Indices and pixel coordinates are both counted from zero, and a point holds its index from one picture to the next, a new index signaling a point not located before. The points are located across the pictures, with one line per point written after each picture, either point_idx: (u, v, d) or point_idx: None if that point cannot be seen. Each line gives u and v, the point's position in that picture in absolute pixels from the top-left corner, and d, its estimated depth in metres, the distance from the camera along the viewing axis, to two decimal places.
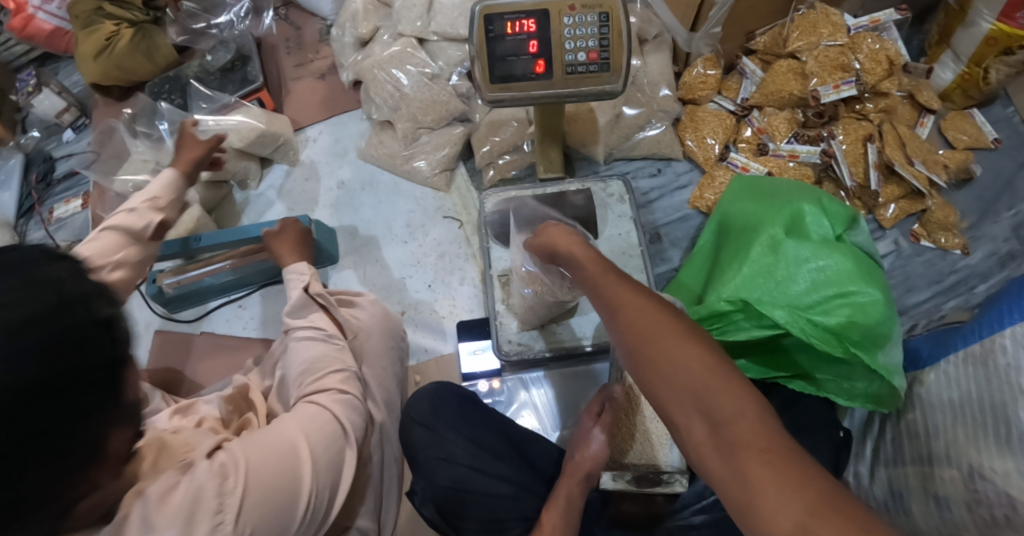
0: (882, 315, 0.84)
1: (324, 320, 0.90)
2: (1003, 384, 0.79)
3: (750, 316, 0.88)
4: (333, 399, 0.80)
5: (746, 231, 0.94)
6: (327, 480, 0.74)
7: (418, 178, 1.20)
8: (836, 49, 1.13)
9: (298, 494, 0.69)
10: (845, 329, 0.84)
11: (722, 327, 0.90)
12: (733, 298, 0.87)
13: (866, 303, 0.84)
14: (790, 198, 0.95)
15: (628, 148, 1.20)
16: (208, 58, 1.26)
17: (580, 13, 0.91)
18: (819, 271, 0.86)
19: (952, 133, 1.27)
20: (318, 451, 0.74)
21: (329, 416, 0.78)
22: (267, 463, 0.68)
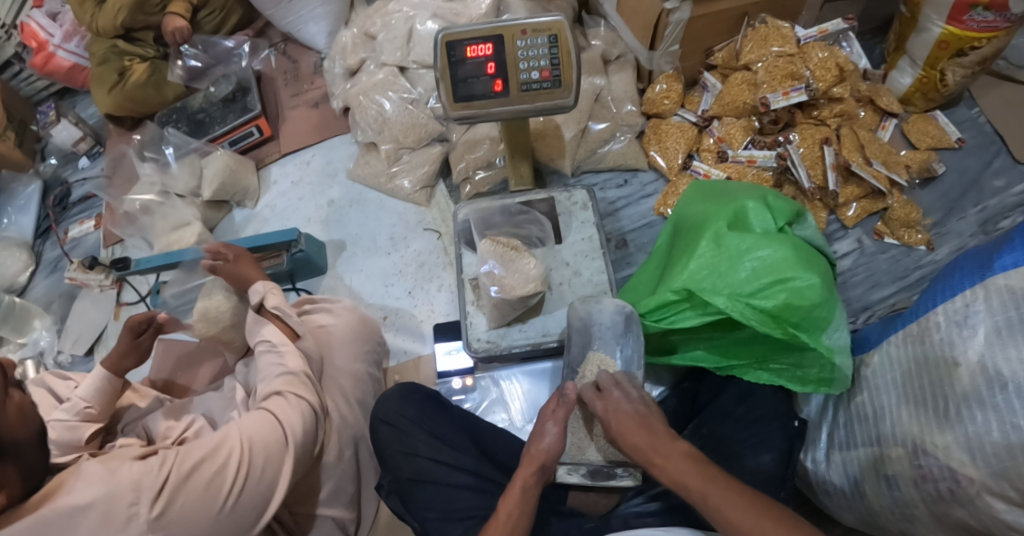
0: (819, 298, 0.89)
1: (272, 332, 0.99)
2: (940, 360, 0.84)
3: (696, 305, 0.93)
4: (285, 405, 0.89)
5: (694, 227, 0.99)
6: (259, 482, 0.82)
7: (400, 195, 1.28)
8: (785, 59, 1.20)
9: (220, 493, 0.78)
10: (784, 311, 0.88)
11: (669, 316, 0.95)
12: (680, 288, 0.92)
13: (805, 288, 0.88)
14: (736, 195, 1.01)
15: (595, 161, 1.27)
16: (212, 90, 1.40)
17: (532, 36, 1.00)
18: (761, 260, 0.91)
19: (917, 136, 1.31)
20: (254, 453, 0.82)
21: (272, 419, 0.87)
22: (194, 465, 0.78)
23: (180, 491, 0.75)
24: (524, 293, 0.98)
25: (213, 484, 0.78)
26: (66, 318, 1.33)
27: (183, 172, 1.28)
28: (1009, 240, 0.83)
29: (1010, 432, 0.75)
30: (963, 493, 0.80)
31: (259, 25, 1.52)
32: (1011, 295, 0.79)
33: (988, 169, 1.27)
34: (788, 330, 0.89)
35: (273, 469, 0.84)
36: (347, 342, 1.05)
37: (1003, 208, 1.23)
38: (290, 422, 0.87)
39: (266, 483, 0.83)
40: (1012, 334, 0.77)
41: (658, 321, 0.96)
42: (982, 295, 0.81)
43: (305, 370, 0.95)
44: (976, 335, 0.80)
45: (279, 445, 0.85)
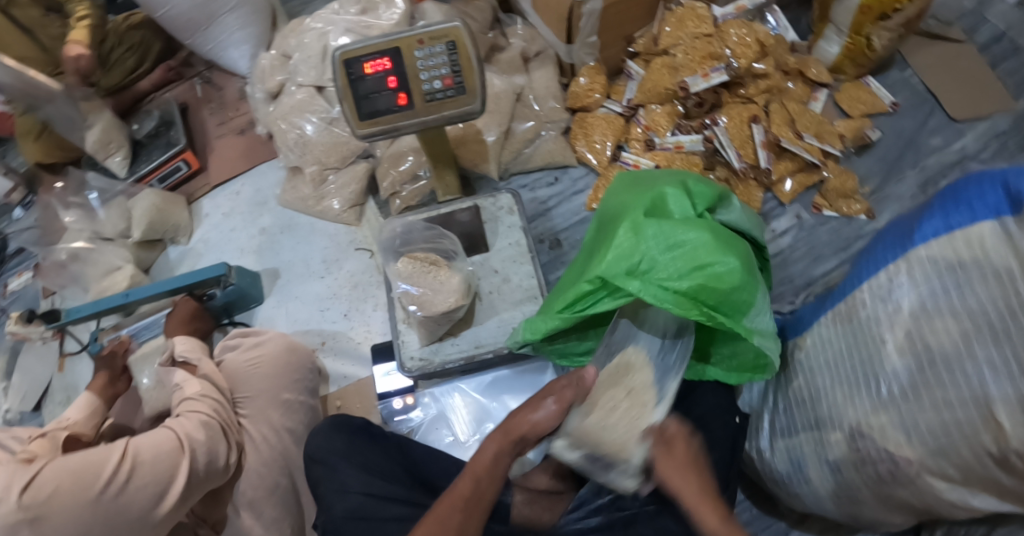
0: (737, 282, 0.85)
1: (185, 374, 0.99)
2: (868, 339, 0.82)
3: (613, 292, 0.89)
4: (184, 421, 0.89)
5: (614, 219, 0.96)
6: (148, 480, 0.80)
7: (330, 216, 1.26)
8: (704, 40, 1.18)
9: (97, 483, 0.76)
10: (699, 295, 0.84)
11: (585, 307, 0.90)
12: (597, 275, 0.87)
13: (724, 271, 0.85)
14: (657, 183, 0.97)
15: (523, 162, 1.24)
16: (136, 127, 1.38)
17: (429, 45, 0.98)
18: (679, 246, 0.87)
19: (849, 104, 1.31)
20: (142, 454, 0.81)
21: (169, 431, 0.86)
22: (72, 463, 0.77)
23: (53, 475, 0.75)
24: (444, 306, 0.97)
25: (88, 470, 0.77)
26: (12, 374, 1.30)
27: (111, 216, 1.26)
28: (930, 207, 0.79)
29: (942, 409, 0.74)
30: (903, 474, 0.80)
31: (182, 55, 1.48)
32: (933, 266, 0.76)
33: (924, 128, 1.28)
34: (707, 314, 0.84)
35: (166, 468, 0.82)
36: (267, 375, 1.02)
37: (942, 166, 1.24)
38: (194, 435, 0.87)
39: (157, 480, 0.80)
40: (936, 309, 0.75)
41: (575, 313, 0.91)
42: (904, 268, 0.79)
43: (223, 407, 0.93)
44: (901, 311, 0.78)
45: (176, 453, 0.84)
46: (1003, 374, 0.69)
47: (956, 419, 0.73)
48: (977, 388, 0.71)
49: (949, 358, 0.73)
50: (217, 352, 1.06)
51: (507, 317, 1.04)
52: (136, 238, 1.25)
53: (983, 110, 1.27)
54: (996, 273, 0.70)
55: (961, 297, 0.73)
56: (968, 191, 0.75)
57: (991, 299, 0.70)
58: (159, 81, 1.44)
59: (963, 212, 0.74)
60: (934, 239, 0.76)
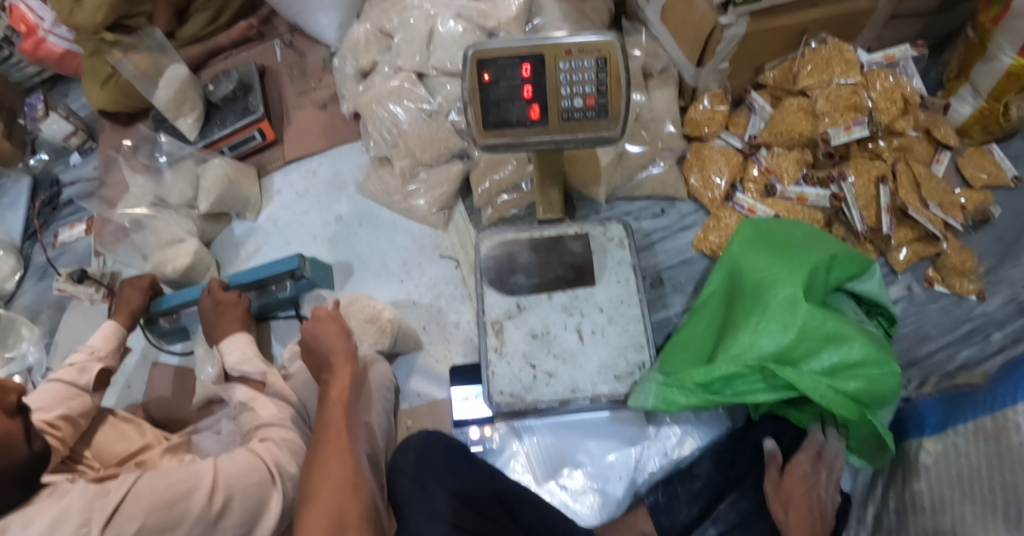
0: (895, 386, 0.84)
1: (245, 393, 0.97)
2: (1015, 465, 0.76)
3: (767, 378, 0.85)
4: (269, 447, 0.88)
5: (759, 292, 0.89)
6: (236, 508, 0.80)
7: (416, 215, 1.17)
8: (849, 88, 1.08)
9: (187, 512, 0.76)
10: (862, 395, 0.83)
11: (736, 389, 0.86)
12: (752, 359, 0.84)
13: (881, 376, 0.83)
14: (806, 254, 0.91)
15: (631, 187, 1.16)
16: (212, 87, 1.23)
17: (577, 57, 0.88)
18: (840, 345, 0.84)
19: (971, 171, 1.24)
20: (230, 483, 0.81)
21: (254, 457, 0.85)
22: (159, 486, 0.77)
23: (148, 493, 0.75)
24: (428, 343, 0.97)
25: (182, 494, 0.77)
26: (55, 332, 1.19)
27: (178, 181, 1.16)
28: None
29: None
30: None
31: (263, 13, 1.38)
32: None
33: None
34: (865, 413, 0.84)
35: (253, 502, 0.82)
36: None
37: None
38: (282, 465, 0.87)
39: (246, 513, 0.81)
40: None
41: (723, 392, 0.86)
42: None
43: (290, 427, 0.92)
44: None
45: (262, 486, 0.84)
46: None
47: None
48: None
49: None
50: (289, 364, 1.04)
51: (609, 362, 0.97)
52: (202, 211, 1.15)
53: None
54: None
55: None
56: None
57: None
58: (238, 38, 1.32)
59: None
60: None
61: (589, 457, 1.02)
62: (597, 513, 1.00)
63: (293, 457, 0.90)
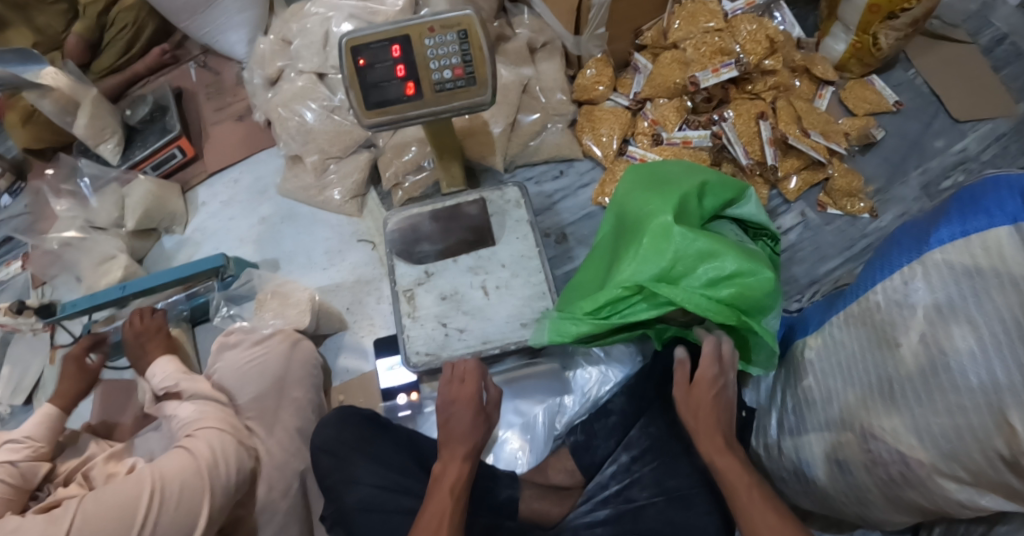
0: (768, 290, 0.90)
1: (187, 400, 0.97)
2: (881, 342, 0.82)
3: (649, 298, 0.92)
4: (200, 440, 0.88)
5: (638, 222, 0.95)
6: (178, 507, 0.81)
7: (332, 207, 1.23)
8: (714, 35, 1.18)
9: (132, 522, 0.77)
10: (736, 300, 0.89)
11: (622, 312, 0.93)
12: (632, 282, 0.90)
13: (753, 282, 0.89)
14: (679, 184, 0.98)
15: (529, 155, 1.23)
16: (129, 112, 1.32)
17: (440, 33, 0.95)
18: (712, 259, 0.90)
19: (854, 102, 1.27)
20: (168, 488, 0.81)
21: (187, 455, 0.85)
22: (106, 506, 0.77)
23: (92, 518, 0.76)
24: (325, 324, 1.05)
25: (127, 509, 0.77)
26: (1, 364, 1.25)
27: (104, 204, 1.22)
28: (946, 212, 0.80)
29: (955, 413, 0.73)
30: (915, 475, 0.78)
31: (176, 38, 1.46)
32: (950, 271, 0.76)
33: (927, 130, 1.26)
34: (742, 318, 0.90)
35: (191, 504, 0.82)
36: (264, 376, 1.01)
37: (944, 169, 1.22)
38: (206, 455, 0.86)
39: (190, 512, 0.81)
40: (952, 314, 0.74)
41: (611, 317, 0.93)
42: (920, 272, 0.79)
43: (213, 412, 0.94)
44: (917, 313, 0.78)
45: (197, 481, 0.83)
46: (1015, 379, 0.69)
47: (969, 424, 0.72)
48: (991, 394, 0.71)
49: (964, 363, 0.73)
50: (216, 350, 1.04)
51: (516, 311, 1.03)
52: (129, 228, 1.22)
53: (988, 112, 1.24)
54: (1014, 281, 0.70)
55: (980, 303, 0.72)
56: (986, 200, 0.76)
57: (1007, 306, 0.70)
58: (154, 65, 1.41)
59: (980, 218, 0.75)
60: (952, 243, 0.77)
61: (515, 413, 1.11)
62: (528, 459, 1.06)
63: (225, 447, 0.90)
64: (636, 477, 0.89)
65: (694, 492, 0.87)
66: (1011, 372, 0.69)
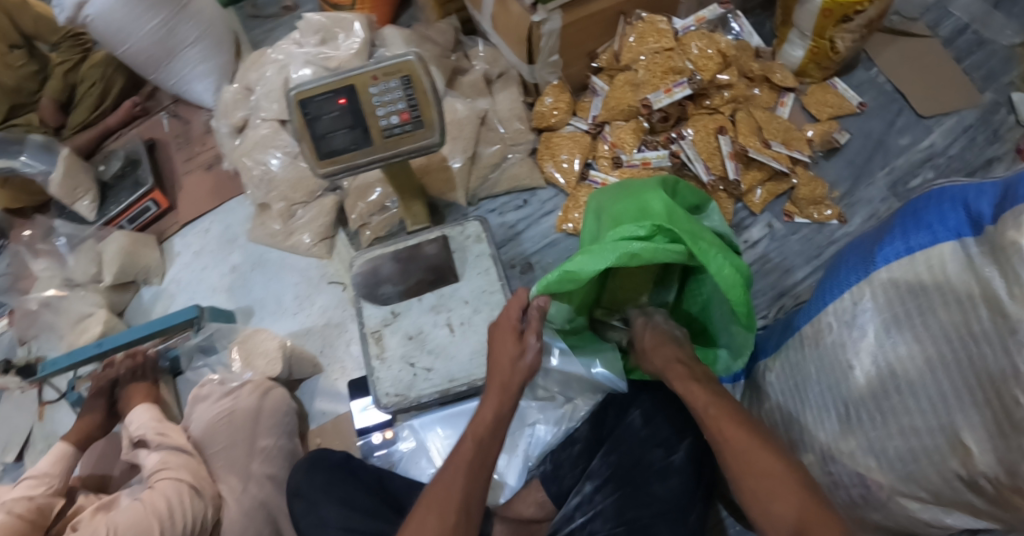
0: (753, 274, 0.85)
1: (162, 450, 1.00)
2: (834, 362, 0.80)
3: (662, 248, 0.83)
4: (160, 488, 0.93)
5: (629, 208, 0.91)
6: None
7: (301, 251, 1.25)
8: (664, 55, 1.19)
9: None
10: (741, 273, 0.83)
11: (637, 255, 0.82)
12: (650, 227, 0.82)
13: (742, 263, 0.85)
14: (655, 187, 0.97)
15: (490, 187, 1.24)
16: (102, 168, 1.37)
17: (383, 81, 0.97)
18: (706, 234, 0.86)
19: (817, 108, 1.25)
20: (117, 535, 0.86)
21: (142, 504, 0.90)
22: None
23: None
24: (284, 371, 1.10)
25: None
26: None
27: (81, 261, 1.25)
28: (891, 226, 0.78)
29: (909, 435, 0.72)
30: (875, 497, 0.78)
31: (147, 90, 1.49)
32: (896, 290, 0.74)
33: (892, 128, 1.24)
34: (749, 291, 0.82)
35: None
36: (234, 426, 1.03)
37: (911, 166, 1.20)
38: (161, 506, 0.91)
39: None
40: (899, 332, 0.73)
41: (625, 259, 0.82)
42: (868, 291, 0.77)
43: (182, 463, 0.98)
44: (866, 335, 0.76)
45: (148, 531, 0.88)
46: (963, 398, 0.68)
47: (923, 445, 0.71)
48: (943, 415, 0.69)
49: (914, 384, 0.72)
50: (190, 404, 1.07)
51: (480, 347, 1.04)
52: (107, 284, 1.24)
53: (952, 104, 1.23)
54: (956, 298, 0.69)
55: (925, 320, 0.71)
56: (928, 214, 0.74)
57: (952, 325, 0.69)
58: (124, 117, 1.44)
59: (923, 233, 0.74)
60: (897, 261, 0.75)
61: None
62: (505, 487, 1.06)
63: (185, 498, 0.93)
64: (599, 508, 0.88)
65: (654, 521, 0.85)
66: (959, 391, 0.68)
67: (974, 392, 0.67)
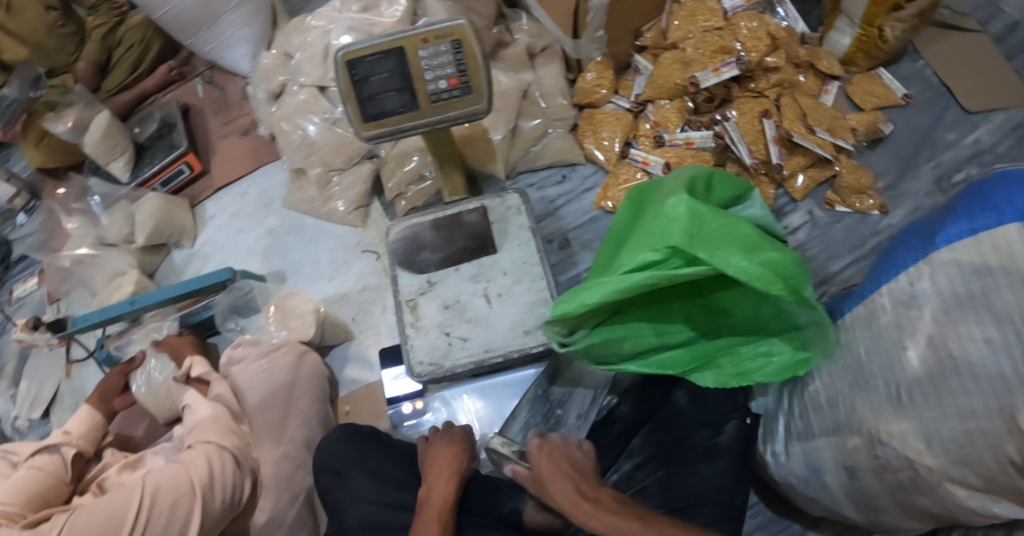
0: (798, 264, 0.76)
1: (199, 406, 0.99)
2: (888, 343, 0.75)
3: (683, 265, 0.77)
4: (195, 454, 0.89)
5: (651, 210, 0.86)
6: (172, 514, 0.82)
7: (336, 218, 1.24)
8: (714, 34, 1.16)
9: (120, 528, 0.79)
10: (780, 266, 0.74)
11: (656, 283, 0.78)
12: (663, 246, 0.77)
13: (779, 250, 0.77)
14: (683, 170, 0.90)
15: (531, 160, 1.22)
16: (137, 130, 1.36)
17: (433, 44, 0.95)
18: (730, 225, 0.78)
19: (862, 97, 1.21)
20: (158, 501, 0.82)
21: (182, 468, 0.86)
22: (93, 518, 0.79)
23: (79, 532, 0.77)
24: (313, 338, 1.09)
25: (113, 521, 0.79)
26: (20, 381, 1.29)
27: (115, 221, 1.25)
28: (952, 207, 0.71)
29: (966, 417, 0.67)
30: (925, 481, 0.73)
31: (183, 55, 1.48)
32: (958, 272, 0.68)
33: (940, 123, 1.18)
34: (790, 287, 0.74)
35: (180, 518, 0.83)
36: (269, 386, 1.01)
37: (957, 161, 1.15)
38: (202, 468, 0.87)
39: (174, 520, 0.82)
40: (962, 313, 0.67)
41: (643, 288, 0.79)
42: (927, 272, 0.71)
43: (217, 418, 0.95)
44: (925, 315, 0.71)
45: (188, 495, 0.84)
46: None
47: (981, 428, 0.66)
48: (1004, 397, 0.64)
49: (975, 366, 0.66)
50: (224, 365, 1.05)
51: (518, 319, 1.03)
52: (140, 244, 1.23)
53: (1001, 102, 1.17)
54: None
55: (987, 303, 0.65)
56: (996, 193, 0.67)
57: (1020, 305, 0.63)
58: (161, 81, 1.44)
59: (988, 213, 0.67)
60: (960, 242, 0.68)
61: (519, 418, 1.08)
62: (506, 441, 0.98)
63: (226, 462, 0.90)
64: (640, 487, 0.88)
65: (700, 504, 0.82)
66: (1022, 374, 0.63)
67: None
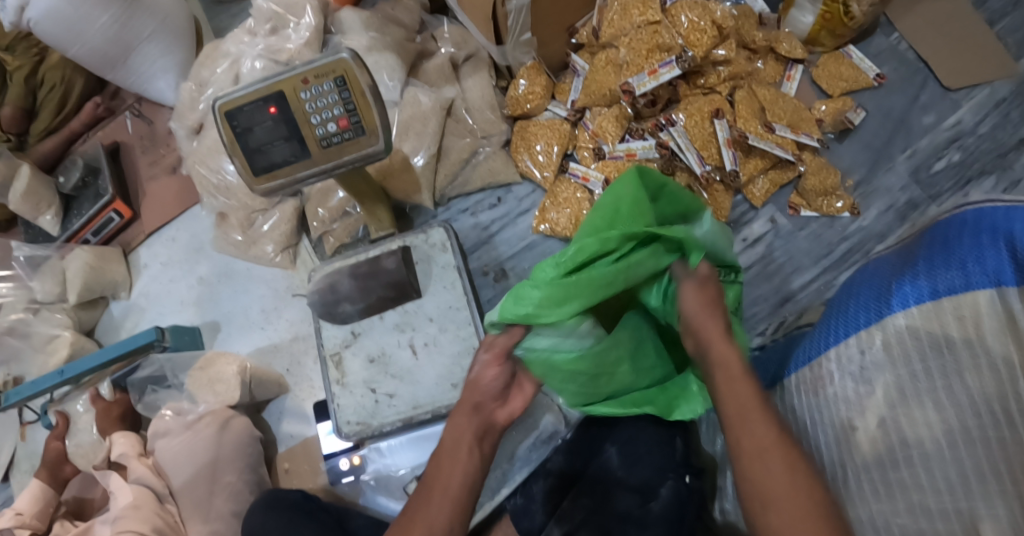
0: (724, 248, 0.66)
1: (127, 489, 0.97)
2: (831, 419, 0.67)
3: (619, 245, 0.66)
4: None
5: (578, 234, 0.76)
6: None
7: (265, 261, 1.17)
8: (649, 31, 1.02)
9: None
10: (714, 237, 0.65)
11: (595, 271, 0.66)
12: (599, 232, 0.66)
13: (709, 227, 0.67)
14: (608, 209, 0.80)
15: (460, 185, 1.12)
16: (60, 180, 1.28)
17: (316, 83, 0.85)
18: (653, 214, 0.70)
19: (828, 82, 1.06)
20: None
21: None
22: None
23: None
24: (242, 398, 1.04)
25: None
26: None
27: (45, 281, 1.19)
28: (916, 257, 0.66)
29: (918, 514, 0.59)
30: None
31: (110, 90, 1.41)
32: (914, 342, 0.62)
33: (915, 105, 1.05)
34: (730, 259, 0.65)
35: None
36: (195, 459, 0.98)
37: (935, 148, 1.03)
38: None
39: None
40: (916, 393, 0.61)
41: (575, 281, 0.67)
42: (879, 339, 0.64)
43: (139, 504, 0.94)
44: (875, 394, 0.63)
45: None
46: (988, 480, 0.56)
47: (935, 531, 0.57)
48: (962, 498, 0.56)
49: (931, 456, 0.59)
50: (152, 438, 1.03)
51: (445, 371, 0.96)
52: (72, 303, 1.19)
53: (983, 76, 1.03)
54: (993, 364, 0.57)
55: (949, 387, 0.59)
56: (961, 248, 0.62)
57: (984, 392, 0.57)
58: (88, 120, 1.36)
59: (953, 272, 0.61)
60: (917, 306, 0.62)
61: None
62: None
63: None
64: None
65: None
66: (984, 473, 0.56)
67: (1004, 477, 0.55)
